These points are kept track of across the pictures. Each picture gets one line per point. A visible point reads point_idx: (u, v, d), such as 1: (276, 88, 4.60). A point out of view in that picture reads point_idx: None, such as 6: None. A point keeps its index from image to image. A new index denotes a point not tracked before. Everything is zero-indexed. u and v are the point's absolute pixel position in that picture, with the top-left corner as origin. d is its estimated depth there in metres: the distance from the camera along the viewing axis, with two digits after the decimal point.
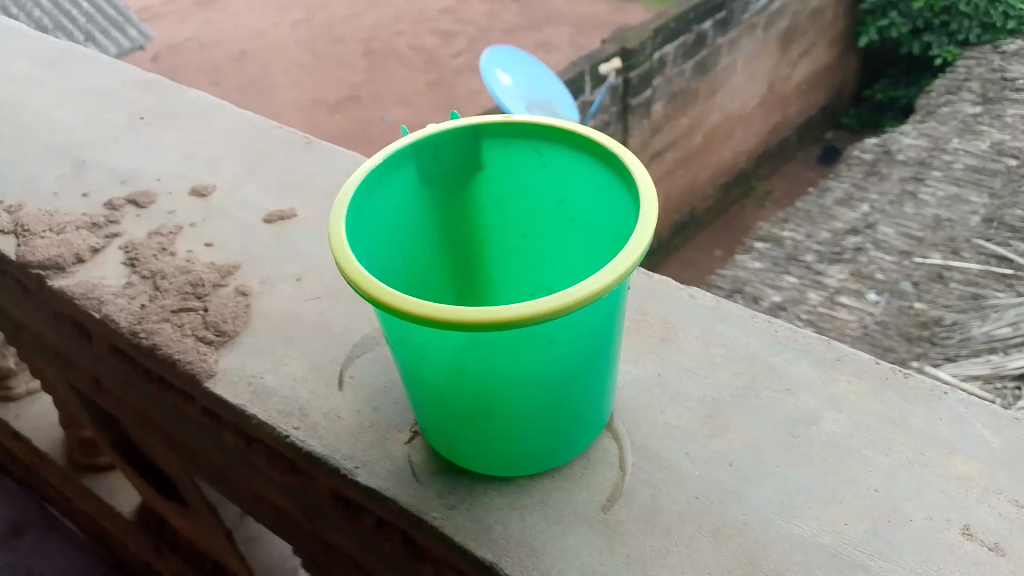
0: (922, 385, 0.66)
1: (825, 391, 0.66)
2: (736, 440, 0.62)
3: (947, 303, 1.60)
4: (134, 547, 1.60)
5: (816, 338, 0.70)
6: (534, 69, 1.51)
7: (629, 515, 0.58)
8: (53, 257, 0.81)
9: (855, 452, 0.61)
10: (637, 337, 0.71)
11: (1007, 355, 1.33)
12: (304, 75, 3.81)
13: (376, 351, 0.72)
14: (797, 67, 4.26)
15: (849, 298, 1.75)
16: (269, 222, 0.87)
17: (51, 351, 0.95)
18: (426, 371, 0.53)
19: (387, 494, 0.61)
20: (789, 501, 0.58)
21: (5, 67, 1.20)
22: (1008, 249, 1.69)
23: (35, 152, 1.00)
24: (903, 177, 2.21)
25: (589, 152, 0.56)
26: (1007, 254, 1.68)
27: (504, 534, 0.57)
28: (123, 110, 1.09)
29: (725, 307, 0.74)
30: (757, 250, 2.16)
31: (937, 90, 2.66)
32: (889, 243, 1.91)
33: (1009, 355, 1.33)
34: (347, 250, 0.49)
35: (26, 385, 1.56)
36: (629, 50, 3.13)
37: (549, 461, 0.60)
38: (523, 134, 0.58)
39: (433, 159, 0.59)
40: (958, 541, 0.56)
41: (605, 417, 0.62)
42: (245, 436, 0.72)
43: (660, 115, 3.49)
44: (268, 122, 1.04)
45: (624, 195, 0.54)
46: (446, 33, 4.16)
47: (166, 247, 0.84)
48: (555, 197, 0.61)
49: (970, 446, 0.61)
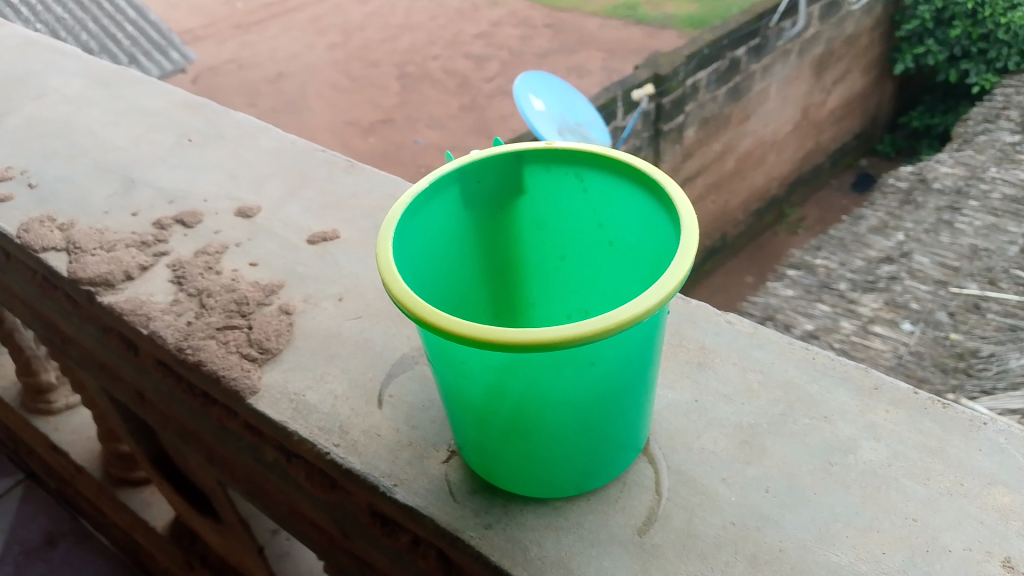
0: (960, 415, 0.65)
1: (863, 419, 0.66)
2: (772, 466, 0.62)
3: (984, 335, 1.58)
4: (164, 560, 1.62)
5: (854, 365, 0.70)
6: (568, 94, 1.53)
7: (665, 539, 0.58)
8: (104, 274, 0.84)
9: (893, 481, 0.61)
10: (673, 362, 0.72)
11: None
12: (340, 97, 3.88)
13: (414, 370, 0.74)
14: (832, 94, 4.25)
15: (883, 327, 1.74)
16: (312, 243, 0.89)
17: (96, 363, 0.97)
18: (467, 390, 0.54)
19: (424, 512, 0.61)
20: (826, 528, 0.58)
21: (60, 88, 1.24)
22: None
23: (87, 172, 1.04)
24: (939, 205, 2.19)
25: (630, 178, 0.57)
26: None
27: (540, 555, 0.58)
28: (172, 131, 1.13)
29: (762, 334, 0.74)
30: (789, 276, 2.15)
31: (974, 118, 2.63)
32: (925, 272, 1.89)
33: None
34: (393, 270, 0.50)
35: (66, 398, 1.61)
36: (661, 75, 3.15)
37: (585, 483, 0.61)
38: (565, 160, 0.60)
39: (476, 183, 0.60)
40: (999, 574, 0.55)
41: (641, 441, 0.62)
42: (285, 451, 0.73)
43: (692, 140, 3.50)
44: (313, 145, 1.07)
45: (664, 220, 0.55)
46: (480, 58, 4.21)
47: (212, 266, 0.86)
48: (593, 221, 0.62)
49: (1010, 478, 0.61)
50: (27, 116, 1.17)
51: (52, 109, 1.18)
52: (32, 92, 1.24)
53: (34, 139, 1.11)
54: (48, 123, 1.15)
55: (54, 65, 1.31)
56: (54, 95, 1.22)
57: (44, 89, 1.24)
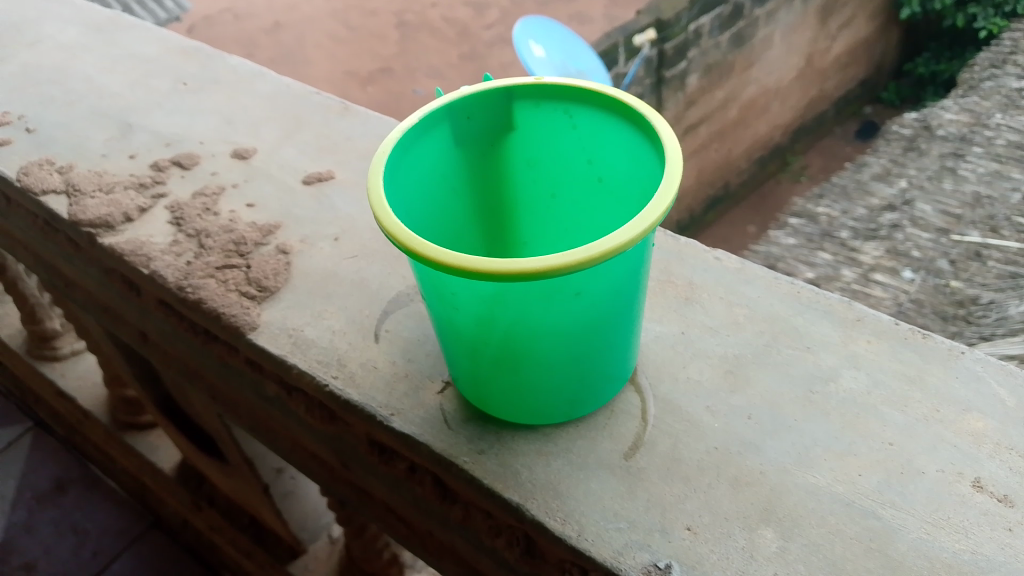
0: (940, 345, 0.67)
1: (845, 349, 0.67)
2: (756, 395, 0.65)
3: (984, 282, 1.59)
4: (173, 502, 1.66)
5: (838, 299, 0.72)
6: (568, 40, 1.51)
7: (650, 463, 0.61)
8: (103, 216, 0.85)
9: (872, 408, 0.63)
10: (661, 297, 0.74)
11: None
12: (338, 46, 3.83)
13: (409, 307, 0.76)
14: (836, 40, 4.18)
15: (884, 275, 1.75)
16: (308, 185, 0.91)
17: (100, 306, 0.99)
18: (458, 321, 0.56)
19: (419, 440, 0.64)
20: (806, 453, 0.60)
21: (55, 34, 1.24)
22: None
23: (84, 116, 1.04)
24: (942, 152, 2.18)
25: (617, 113, 0.58)
26: None
27: (530, 478, 0.60)
28: (168, 76, 1.13)
29: (749, 270, 0.75)
30: (790, 225, 2.17)
31: (980, 63, 2.59)
32: (927, 220, 1.90)
33: None
34: (383, 203, 0.51)
35: (71, 345, 1.63)
36: (664, 21, 3.11)
37: (574, 410, 0.63)
38: (554, 96, 0.60)
39: (467, 120, 0.61)
40: (969, 493, 0.57)
41: (628, 371, 0.64)
42: (286, 385, 0.76)
43: (695, 88, 3.47)
44: (308, 89, 1.07)
45: (651, 154, 0.56)
46: (480, 5, 4.15)
47: (210, 207, 0.87)
48: (583, 157, 0.63)
49: (985, 405, 0.63)
50: (23, 63, 1.17)
51: (48, 56, 1.18)
52: (26, 38, 1.24)
53: (29, 85, 1.11)
54: (44, 69, 1.15)
55: (48, 12, 1.30)
56: (49, 41, 1.22)
57: (38, 36, 1.24)
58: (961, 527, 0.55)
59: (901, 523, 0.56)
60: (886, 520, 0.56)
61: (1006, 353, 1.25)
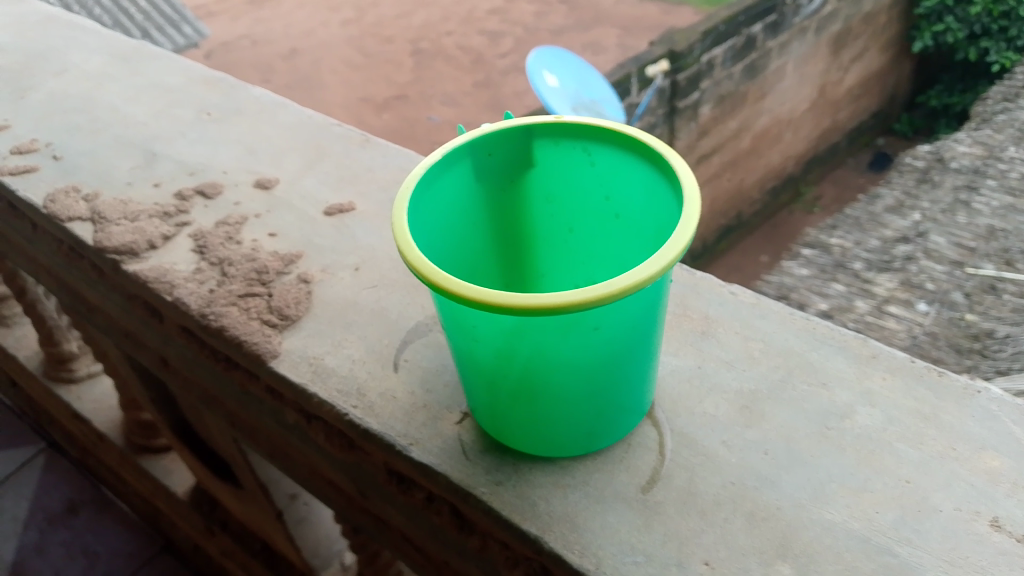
0: (955, 383, 0.68)
1: (859, 386, 0.68)
2: (771, 430, 0.65)
3: (1000, 317, 1.60)
4: (184, 526, 1.67)
5: (852, 335, 0.73)
6: (581, 69, 1.54)
7: (667, 496, 0.61)
8: (128, 243, 0.87)
9: (887, 445, 0.63)
10: (678, 330, 0.74)
11: None
12: (354, 74, 3.89)
13: (428, 337, 0.77)
14: (849, 72, 4.21)
15: (899, 307, 1.75)
16: (329, 215, 0.92)
17: (121, 332, 1.01)
18: (477, 353, 0.57)
19: (438, 470, 0.64)
20: (821, 489, 0.61)
21: (82, 64, 1.27)
22: None
23: (110, 144, 1.07)
24: (956, 184, 2.19)
25: (635, 151, 0.59)
26: None
27: (547, 511, 0.61)
28: (192, 105, 1.15)
29: (764, 304, 0.76)
30: (804, 256, 2.18)
31: (995, 96, 2.60)
32: (941, 252, 1.90)
33: None
34: (407, 237, 0.53)
35: (87, 368, 1.65)
36: (676, 52, 3.14)
37: (591, 444, 0.63)
38: (572, 134, 0.62)
39: (488, 156, 0.63)
40: (986, 532, 0.57)
41: (644, 405, 0.65)
42: (305, 413, 0.77)
43: (707, 118, 3.50)
44: (330, 120, 1.09)
45: (668, 191, 0.57)
46: (494, 34, 4.21)
47: (233, 236, 0.89)
48: (601, 193, 0.64)
49: (1000, 444, 0.63)
50: (51, 90, 1.20)
51: (75, 85, 1.21)
52: (53, 66, 1.27)
53: (57, 113, 1.14)
54: (71, 98, 1.18)
55: (75, 42, 1.34)
56: (76, 69, 1.25)
57: (65, 64, 1.27)
58: (979, 566, 0.56)
59: (917, 561, 0.56)
60: (903, 558, 0.56)
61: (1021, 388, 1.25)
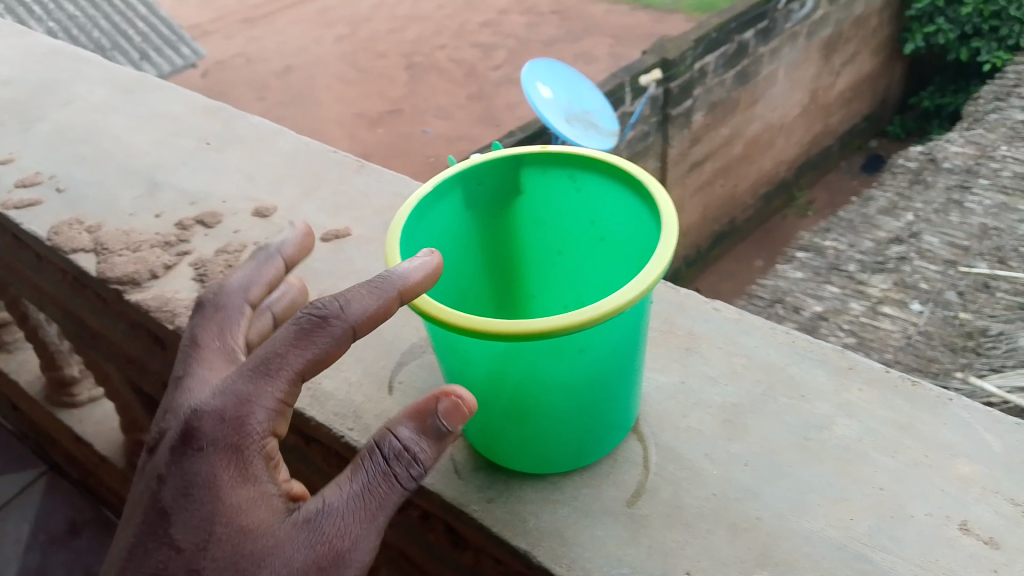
0: (929, 393, 0.70)
1: (838, 398, 0.71)
2: (753, 442, 0.68)
3: (993, 314, 1.61)
4: None
5: (831, 348, 0.75)
6: (572, 78, 1.53)
7: (652, 509, 0.64)
8: (131, 273, 0.90)
9: (864, 454, 0.66)
10: (662, 347, 0.77)
11: None
12: (348, 89, 3.93)
13: (422, 358, 0.79)
14: (840, 75, 4.25)
15: (893, 308, 1.78)
16: (325, 241, 0.95)
17: (123, 357, 1.04)
18: (470, 377, 0.59)
19: (432, 488, 0.67)
20: (800, 498, 0.63)
21: (85, 95, 1.30)
22: None
23: (112, 175, 1.10)
24: (948, 185, 2.21)
25: (617, 178, 0.62)
26: None
27: (538, 526, 0.63)
28: (192, 135, 1.18)
29: (746, 320, 0.79)
30: (797, 260, 2.20)
31: (985, 96, 2.63)
32: (934, 252, 1.93)
33: None
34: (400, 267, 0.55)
35: (88, 392, 1.68)
36: (668, 61, 3.17)
37: (580, 460, 0.66)
38: (558, 163, 0.65)
39: (477, 185, 0.65)
40: (957, 536, 0.60)
41: (631, 422, 0.67)
42: (304, 437, 0.80)
43: (700, 125, 3.53)
44: (327, 147, 1.12)
45: (648, 216, 0.60)
46: (487, 46, 4.25)
47: (232, 264, 0.92)
48: (587, 218, 0.67)
49: (972, 451, 0.66)
50: (54, 122, 1.23)
51: (78, 116, 1.24)
52: (57, 98, 1.30)
53: (61, 144, 1.17)
54: (74, 129, 1.21)
55: (77, 73, 1.37)
56: (79, 101, 1.28)
57: (68, 96, 1.30)
58: (949, 569, 0.58)
59: (891, 565, 0.59)
60: (877, 563, 0.59)
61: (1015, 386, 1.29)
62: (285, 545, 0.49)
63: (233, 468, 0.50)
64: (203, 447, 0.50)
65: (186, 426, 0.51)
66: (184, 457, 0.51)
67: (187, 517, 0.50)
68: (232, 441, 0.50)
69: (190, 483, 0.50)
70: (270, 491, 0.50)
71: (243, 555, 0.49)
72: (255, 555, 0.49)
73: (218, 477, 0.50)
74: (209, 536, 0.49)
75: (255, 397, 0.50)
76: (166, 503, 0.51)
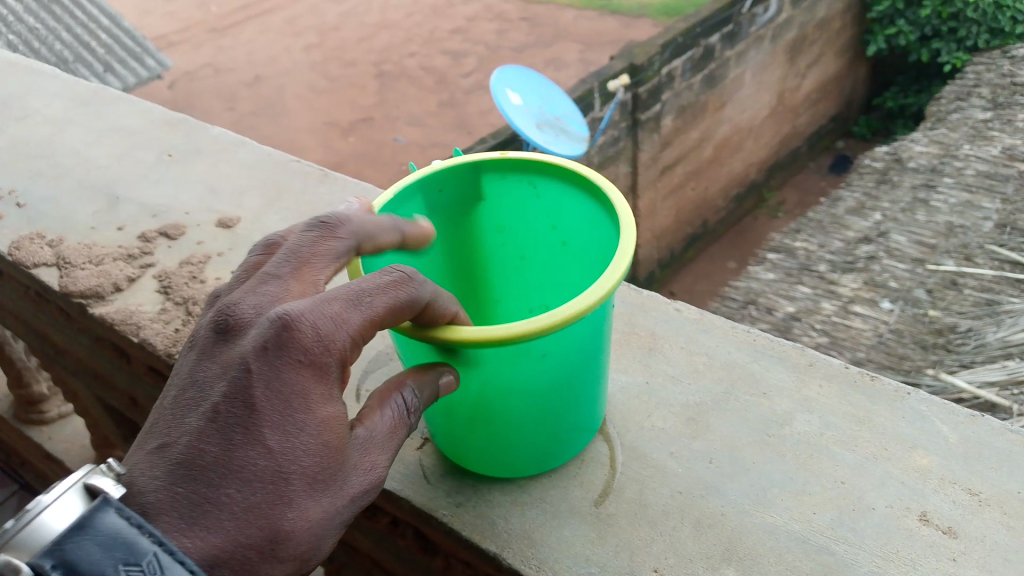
0: (887, 387, 0.72)
1: (799, 394, 0.72)
2: (716, 440, 0.69)
3: (962, 310, 1.61)
4: None
5: (791, 345, 0.77)
6: (541, 84, 1.52)
7: (619, 508, 0.64)
8: (93, 287, 0.89)
9: (824, 449, 0.67)
10: (626, 348, 0.78)
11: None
12: (318, 98, 3.92)
13: (388, 366, 0.79)
14: (806, 78, 4.31)
15: (864, 306, 1.80)
16: None
17: (89, 373, 1.03)
18: None
19: (400, 494, 0.67)
20: (762, 494, 0.64)
21: (42, 109, 1.29)
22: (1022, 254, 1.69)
23: (73, 189, 1.09)
24: (914, 184, 2.25)
25: (575, 185, 0.63)
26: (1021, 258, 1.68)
27: (506, 529, 0.64)
28: (153, 147, 1.17)
29: (707, 319, 0.80)
30: (769, 261, 2.23)
31: (947, 96, 2.68)
32: (902, 251, 1.96)
33: None
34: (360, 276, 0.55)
35: (58, 408, 1.64)
36: (636, 66, 3.20)
37: (547, 462, 0.66)
38: (517, 169, 0.65)
39: (438, 192, 0.65)
40: (916, 527, 0.61)
41: (597, 421, 0.68)
42: None
43: (670, 129, 3.56)
44: (289, 157, 1.12)
45: (606, 222, 0.61)
46: (457, 53, 4.26)
47: (196, 275, 0.91)
48: (548, 222, 0.68)
49: (929, 442, 0.67)
50: (12, 137, 1.22)
51: (36, 130, 1.23)
52: (15, 113, 1.29)
53: (19, 160, 1.16)
54: (33, 144, 1.20)
55: (35, 86, 1.35)
56: (37, 115, 1.27)
57: (26, 110, 1.29)
58: (909, 559, 0.59)
59: (853, 557, 0.60)
60: (840, 555, 0.60)
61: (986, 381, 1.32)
62: (350, 462, 0.48)
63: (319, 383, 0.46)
64: (300, 357, 0.45)
65: (281, 328, 0.45)
66: (280, 359, 0.45)
67: (264, 430, 0.45)
68: (320, 359, 0.46)
69: (280, 386, 0.45)
70: (340, 410, 0.47)
71: (322, 469, 0.46)
72: (330, 469, 0.47)
73: (308, 388, 0.46)
74: (294, 445, 0.45)
75: (348, 319, 0.46)
76: (246, 400, 0.45)
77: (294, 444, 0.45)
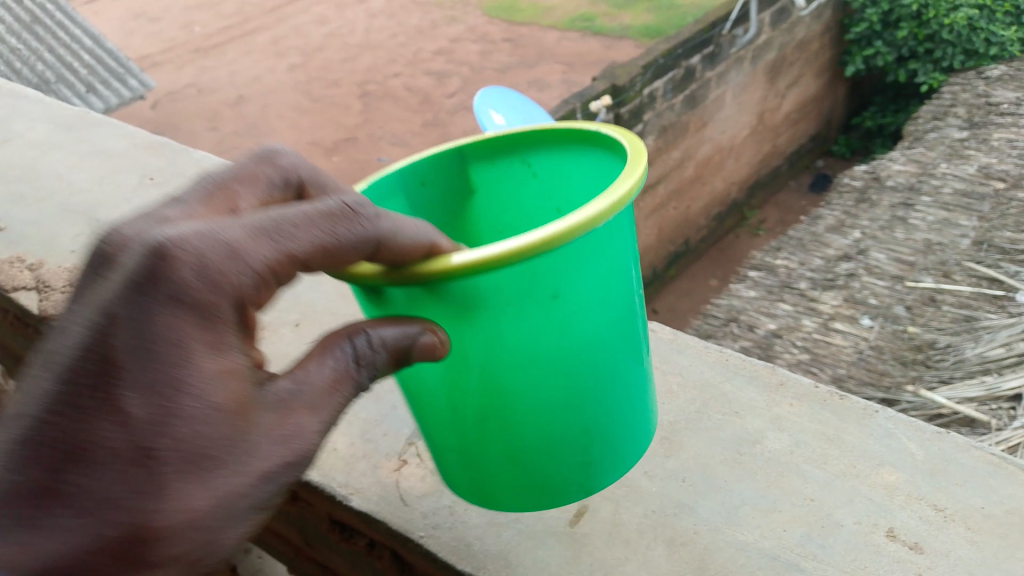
0: (855, 405, 0.73)
1: (769, 413, 0.73)
2: (688, 458, 0.70)
3: (941, 326, 1.63)
4: None
5: (762, 364, 0.78)
6: None
7: (593, 527, 0.65)
8: None
9: (794, 466, 0.69)
10: None
11: (1001, 376, 1.36)
12: (301, 118, 3.94)
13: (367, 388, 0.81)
14: (786, 98, 4.37)
15: (844, 323, 1.83)
16: None
17: None
18: (434, 381, 0.50)
19: (377, 516, 0.68)
20: (733, 512, 0.65)
21: (25, 132, 1.29)
22: (999, 271, 1.71)
23: (54, 214, 1.09)
24: (893, 203, 2.28)
25: (570, 143, 0.59)
26: (997, 275, 1.70)
27: (483, 549, 0.64)
28: (135, 170, 1.18)
29: (681, 339, 0.82)
30: (750, 278, 2.25)
31: (924, 116, 2.73)
32: (881, 268, 1.98)
33: (1004, 375, 1.36)
34: None
35: None
36: (618, 86, 3.24)
37: (587, 465, 0.56)
38: (505, 149, 0.61)
39: (422, 186, 0.61)
40: (883, 542, 0.63)
41: (638, 413, 0.58)
42: None
43: (651, 149, 3.59)
44: None
45: (611, 164, 0.56)
46: (440, 74, 4.29)
47: None
48: (548, 202, 0.63)
49: (896, 459, 0.68)
50: None
51: (19, 154, 1.24)
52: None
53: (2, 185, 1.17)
54: (16, 168, 1.20)
55: (19, 110, 1.36)
56: (19, 139, 1.28)
57: (10, 134, 1.29)
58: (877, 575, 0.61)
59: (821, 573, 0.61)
60: (808, 572, 0.61)
61: (964, 397, 1.34)
62: (259, 436, 0.40)
63: (199, 329, 0.37)
64: (176, 296, 0.37)
65: (150, 258, 0.37)
66: (149, 300, 0.37)
67: (128, 394, 0.37)
68: (205, 300, 0.37)
69: (149, 331, 0.37)
70: (240, 367, 0.39)
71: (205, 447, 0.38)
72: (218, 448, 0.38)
73: (188, 337, 0.37)
74: (162, 415, 0.37)
75: (255, 250, 0.38)
76: (110, 351, 0.37)
77: (165, 408, 0.37)
